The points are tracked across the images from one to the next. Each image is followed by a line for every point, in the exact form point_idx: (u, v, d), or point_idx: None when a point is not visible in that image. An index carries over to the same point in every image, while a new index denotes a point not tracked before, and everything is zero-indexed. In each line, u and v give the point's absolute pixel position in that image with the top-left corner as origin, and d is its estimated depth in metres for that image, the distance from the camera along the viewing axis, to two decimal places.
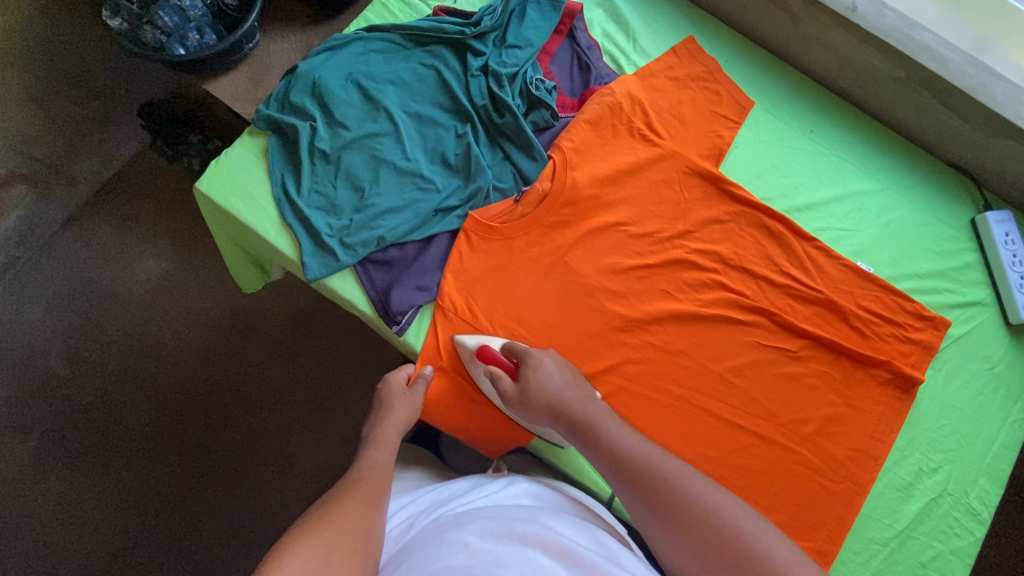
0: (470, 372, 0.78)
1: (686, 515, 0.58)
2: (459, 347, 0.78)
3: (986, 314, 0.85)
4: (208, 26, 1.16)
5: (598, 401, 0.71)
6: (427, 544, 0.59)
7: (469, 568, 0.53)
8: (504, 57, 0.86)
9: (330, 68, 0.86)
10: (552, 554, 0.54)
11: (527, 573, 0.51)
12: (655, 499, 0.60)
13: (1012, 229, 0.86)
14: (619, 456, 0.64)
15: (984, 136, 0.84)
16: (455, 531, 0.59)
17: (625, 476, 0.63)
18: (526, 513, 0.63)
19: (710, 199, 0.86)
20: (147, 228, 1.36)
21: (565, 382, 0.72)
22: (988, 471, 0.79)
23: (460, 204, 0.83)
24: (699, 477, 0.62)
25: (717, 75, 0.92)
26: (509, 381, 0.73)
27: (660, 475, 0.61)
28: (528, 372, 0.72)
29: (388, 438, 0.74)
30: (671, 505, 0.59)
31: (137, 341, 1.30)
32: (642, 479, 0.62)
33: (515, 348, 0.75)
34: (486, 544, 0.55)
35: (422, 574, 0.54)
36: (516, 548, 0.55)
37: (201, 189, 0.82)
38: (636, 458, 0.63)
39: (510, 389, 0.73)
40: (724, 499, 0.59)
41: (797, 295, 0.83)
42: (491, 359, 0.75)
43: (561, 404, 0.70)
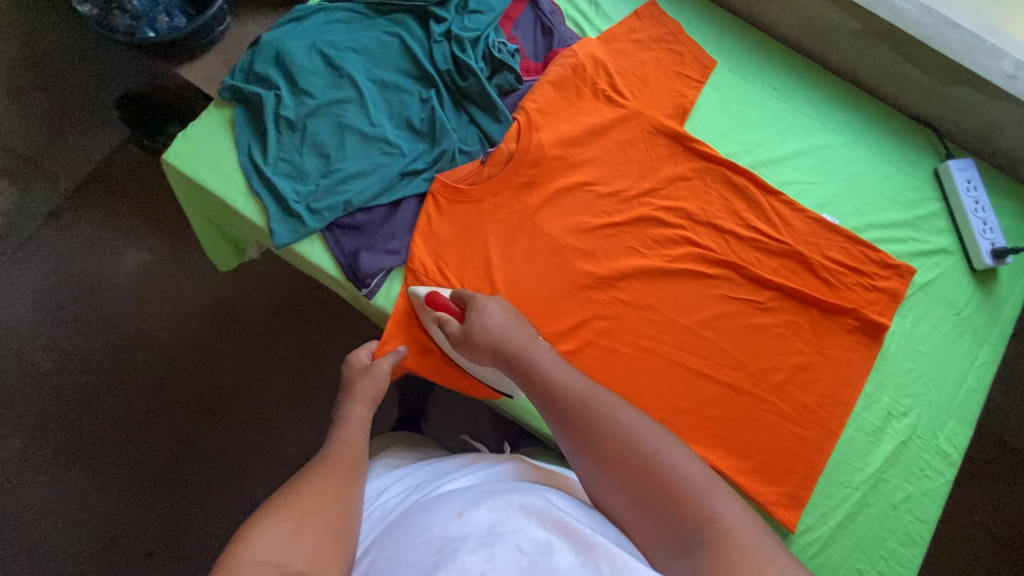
0: (422, 318, 0.78)
1: (620, 456, 0.56)
2: (413, 296, 0.78)
3: (951, 261, 0.86)
4: (177, 8, 1.16)
5: (538, 339, 0.70)
6: (419, 515, 0.57)
7: (462, 540, 0.50)
8: (467, 23, 0.88)
9: (293, 38, 0.87)
10: (548, 525, 0.51)
11: (520, 546, 0.48)
12: (584, 435, 0.59)
13: (972, 176, 0.88)
14: (553, 391, 0.63)
15: (942, 85, 0.86)
16: (451, 502, 0.56)
17: (557, 410, 0.62)
18: (524, 485, 0.60)
19: (676, 157, 0.87)
20: (128, 219, 1.36)
21: (506, 322, 0.71)
22: (957, 413, 0.80)
23: (426, 167, 0.84)
24: (628, 410, 0.59)
25: (679, 36, 0.93)
26: (455, 325, 0.73)
27: (592, 411, 0.59)
28: (471, 312, 0.72)
29: (359, 416, 0.73)
30: (602, 443, 0.57)
31: (120, 331, 1.29)
32: (572, 413, 0.60)
33: (463, 293, 0.74)
34: (480, 514, 0.52)
35: (412, 546, 0.52)
36: (512, 519, 0.51)
37: (167, 160, 0.82)
38: (569, 390, 0.62)
39: (456, 331, 0.72)
40: (654, 434, 0.57)
41: (763, 248, 0.84)
42: (438, 304, 0.74)
43: (502, 344, 0.69)
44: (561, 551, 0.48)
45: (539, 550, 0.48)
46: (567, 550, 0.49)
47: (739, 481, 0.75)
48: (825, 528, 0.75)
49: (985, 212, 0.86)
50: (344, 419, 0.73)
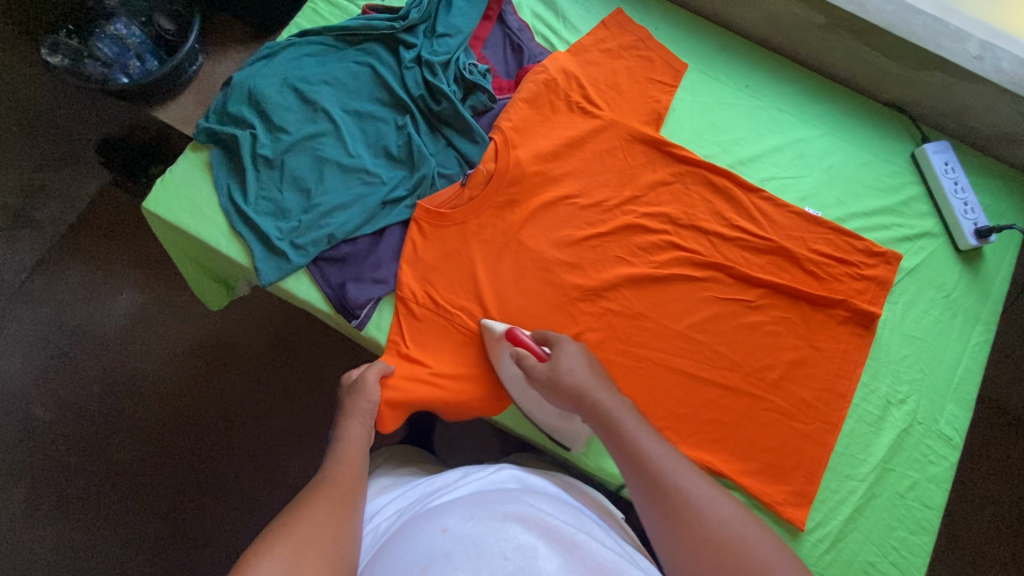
0: (494, 354, 0.77)
1: (702, 531, 0.56)
2: (487, 329, 0.77)
3: (936, 244, 0.86)
4: (149, 53, 1.17)
5: (626, 399, 0.70)
6: (406, 534, 0.56)
7: (448, 553, 0.49)
8: (436, 47, 0.88)
9: (264, 76, 0.87)
10: (532, 530, 0.51)
11: (506, 554, 0.48)
12: (669, 507, 0.58)
13: (949, 158, 0.88)
14: (638, 447, 0.63)
15: (911, 70, 0.87)
16: (438, 517, 0.56)
17: (644, 473, 0.61)
18: (510, 494, 0.60)
19: (655, 163, 0.88)
20: (117, 264, 1.35)
21: (589, 371, 0.71)
22: (955, 396, 0.80)
23: (407, 194, 0.84)
24: (706, 484, 0.60)
25: (648, 42, 0.93)
26: (539, 364, 0.72)
27: (675, 478, 0.60)
28: (563, 356, 0.72)
29: (358, 433, 0.72)
30: (687, 517, 0.57)
31: (118, 377, 1.28)
32: (655, 478, 0.60)
33: (549, 335, 0.75)
34: (466, 528, 0.52)
35: (400, 563, 0.51)
36: (498, 530, 0.51)
37: (148, 208, 0.82)
38: (652, 452, 0.62)
39: (538, 371, 0.72)
40: (738, 517, 0.57)
41: (749, 246, 0.85)
42: (520, 342, 0.74)
43: (586, 394, 0.68)
44: (546, 555, 0.48)
45: (524, 555, 0.47)
46: (552, 553, 0.48)
47: (744, 483, 0.75)
48: (835, 523, 0.74)
49: (965, 192, 0.87)
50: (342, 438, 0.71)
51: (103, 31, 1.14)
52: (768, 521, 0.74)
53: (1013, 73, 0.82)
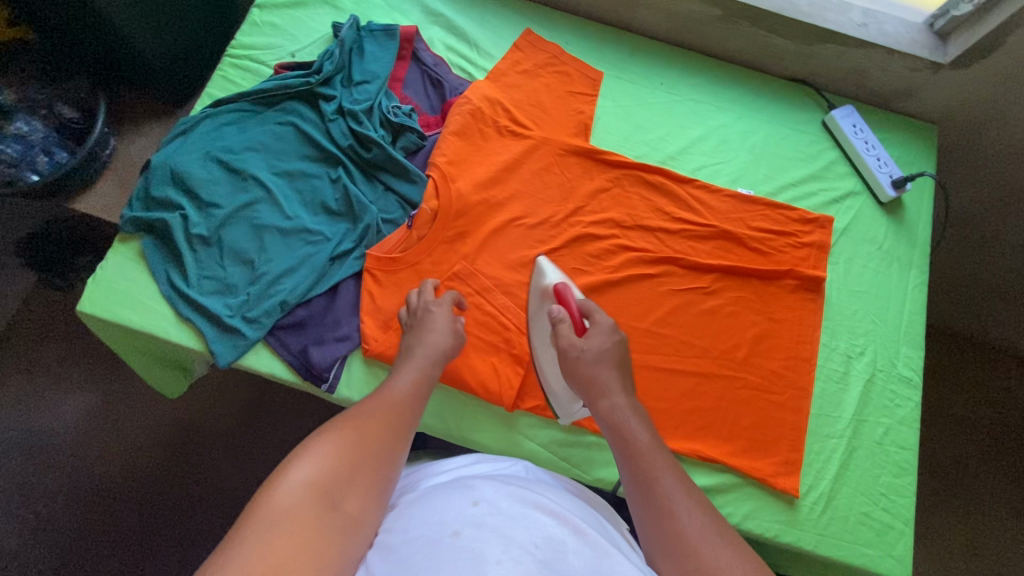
0: (536, 307, 0.80)
1: (671, 523, 0.53)
2: (541, 275, 0.81)
3: (861, 201, 0.92)
4: (56, 144, 1.11)
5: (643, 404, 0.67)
6: (424, 501, 0.56)
7: (478, 524, 0.49)
8: (356, 95, 0.88)
9: (184, 153, 0.84)
10: (561, 525, 0.52)
11: (536, 542, 0.48)
12: (651, 491, 0.56)
13: (856, 120, 0.95)
14: (633, 430, 0.63)
15: (806, 46, 0.93)
16: (466, 490, 0.55)
17: (634, 459, 0.60)
18: (532, 486, 0.60)
19: (591, 172, 0.90)
20: (60, 367, 1.27)
21: (613, 358, 0.71)
22: (906, 338, 0.85)
23: (355, 245, 0.83)
24: (691, 491, 0.57)
25: (562, 57, 0.96)
26: (568, 331, 0.73)
27: (660, 473, 0.58)
28: (597, 334, 0.72)
29: (442, 347, 0.72)
30: (663, 508, 0.55)
31: (79, 487, 1.19)
32: (643, 466, 0.59)
33: (591, 311, 0.76)
34: (498, 505, 0.52)
35: (424, 523, 0.51)
36: (530, 515, 0.52)
37: (83, 309, 0.78)
38: (645, 444, 0.61)
39: (566, 338, 0.72)
40: (717, 529, 0.52)
41: (694, 234, 0.88)
42: (566, 303, 0.76)
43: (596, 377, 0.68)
44: (574, 552, 0.49)
45: (554, 547, 0.48)
46: (580, 550, 0.49)
47: (734, 463, 0.77)
48: (825, 483, 0.77)
49: (876, 149, 0.93)
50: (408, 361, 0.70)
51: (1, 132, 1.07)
52: (765, 494, 0.76)
53: (896, 34, 0.89)
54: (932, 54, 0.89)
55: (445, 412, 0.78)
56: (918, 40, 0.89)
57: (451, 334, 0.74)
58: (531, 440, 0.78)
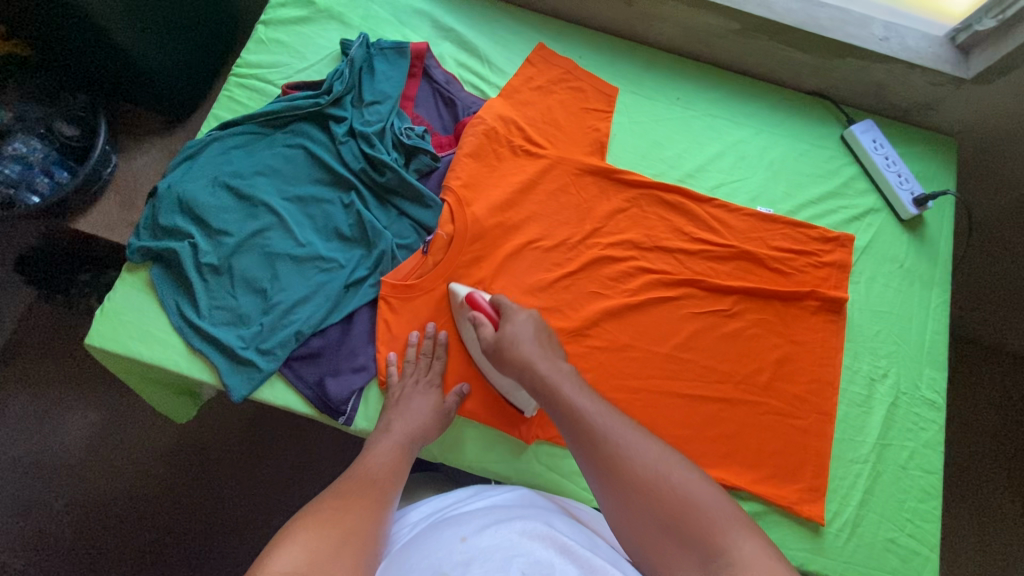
0: (459, 320, 0.79)
1: (632, 477, 0.55)
2: (453, 293, 0.79)
3: (881, 218, 0.91)
4: (56, 164, 1.09)
5: (566, 366, 0.69)
6: (423, 544, 0.56)
7: (466, 563, 0.49)
8: (367, 117, 0.86)
9: (192, 178, 0.82)
10: (550, 547, 0.51)
11: (521, 568, 0.47)
12: (602, 457, 0.58)
13: (876, 134, 0.93)
14: (569, 402, 0.64)
15: (826, 60, 0.91)
16: (456, 529, 0.56)
17: (579, 432, 0.61)
18: (527, 511, 0.59)
19: (608, 192, 0.88)
20: (63, 386, 1.25)
21: (536, 339, 0.72)
22: (930, 360, 0.84)
23: (369, 272, 0.81)
24: (637, 431, 0.60)
25: (576, 72, 0.94)
26: (489, 330, 0.74)
27: (605, 430, 0.59)
28: (509, 321, 0.73)
29: (417, 419, 0.72)
30: (618, 467, 0.56)
31: (84, 510, 1.16)
32: (586, 432, 0.60)
33: (500, 300, 0.76)
34: (484, 539, 0.52)
35: (416, 568, 0.51)
36: (516, 543, 0.51)
37: (92, 343, 0.76)
38: (572, 397, 0.64)
39: (488, 336, 0.73)
40: (666, 458, 0.57)
41: (714, 255, 0.86)
42: (478, 307, 0.76)
43: (528, 362, 0.68)
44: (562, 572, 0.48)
45: (539, 569, 0.47)
46: (567, 570, 0.48)
47: (759, 491, 0.76)
48: (850, 510, 0.77)
49: (897, 164, 0.91)
50: (381, 434, 0.71)
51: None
52: (790, 522, 0.76)
53: (918, 49, 0.88)
54: (955, 69, 0.87)
55: (464, 444, 0.77)
56: (940, 54, 0.88)
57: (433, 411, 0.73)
58: (552, 471, 0.77)
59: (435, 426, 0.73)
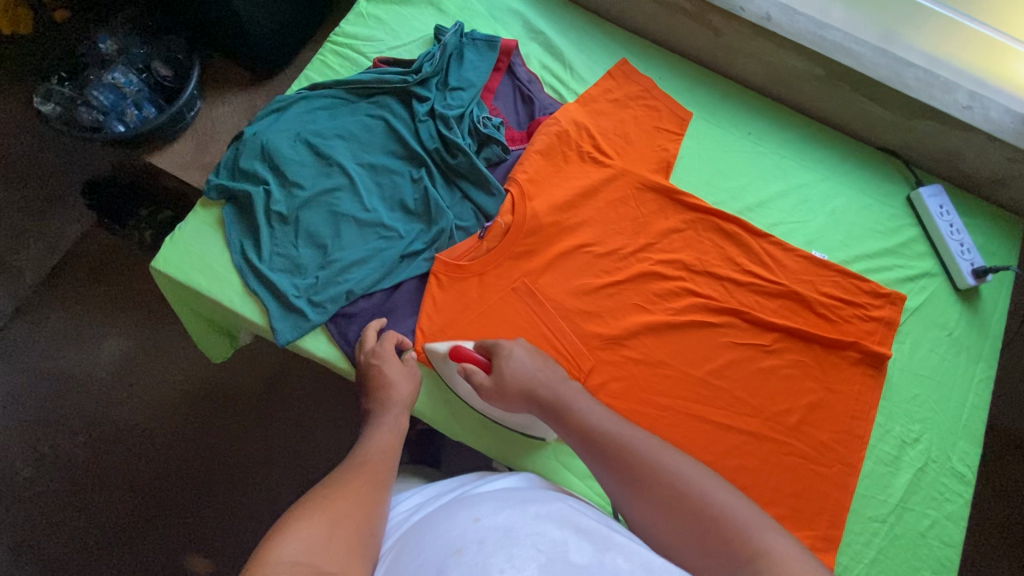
0: (447, 372, 0.77)
1: (660, 489, 0.56)
2: (436, 350, 0.77)
3: (936, 283, 0.90)
4: (146, 100, 1.15)
5: (575, 385, 0.70)
6: (436, 522, 0.55)
7: (481, 541, 0.48)
8: (449, 101, 0.89)
9: (277, 130, 0.87)
10: (564, 527, 0.50)
11: (538, 546, 0.47)
12: (624, 472, 0.59)
13: (944, 200, 0.93)
14: (574, 416, 0.65)
15: (904, 119, 0.92)
16: (468, 508, 0.55)
17: (599, 453, 0.61)
18: (537, 494, 0.59)
19: (666, 211, 0.90)
20: (106, 308, 1.30)
21: (533, 367, 0.71)
22: (965, 433, 0.83)
23: (425, 246, 0.84)
24: (659, 445, 0.60)
25: (654, 92, 0.96)
26: (483, 375, 0.72)
27: (625, 443, 0.60)
28: (499, 357, 0.72)
29: (406, 392, 0.73)
30: (643, 480, 0.57)
31: (106, 429, 1.21)
32: (607, 451, 0.60)
33: (486, 343, 0.75)
34: (499, 518, 0.51)
35: (430, 549, 0.50)
36: (530, 522, 0.50)
37: (157, 267, 0.80)
38: (580, 414, 0.65)
39: (485, 381, 0.72)
40: (694, 470, 0.57)
41: (762, 290, 0.87)
42: (464, 356, 0.74)
43: (532, 391, 0.69)
44: (579, 549, 0.47)
45: (556, 548, 0.47)
46: (583, 547, 0.48)
47: None
48: (861, 566, 0.75)
49: (961, 234, 0.91)
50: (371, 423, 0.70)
51: (99, 80, 1.12)
52: None
53: (1000, 122, 0.88)
54: None
55: (482, 427, 0.79)
56: (1023, 131, 0.88)
57: (405, 376, 0.75)
58: (568, 470, 0.78)
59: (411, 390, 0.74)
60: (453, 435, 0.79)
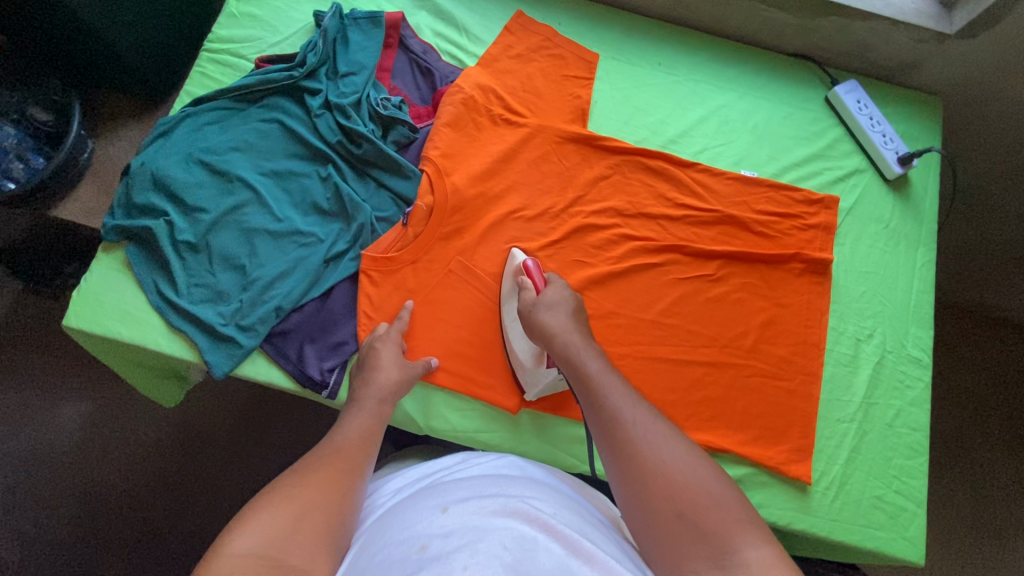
0: (504, 287, 0.79)
1: (644, 461, 0.53)
2: (511, 257, 0.80)
3: (866, 179, 0.90)
4: (31, 150, 1.08)
5: (596, 343, 0.69)
6: (403, 511, 0.53)
7: (447, 535, 0.46)
8: (343, 88, 0.84)
9: (166, 155, 0.81)
10: (533, 523, 0.48)
11: (505, 542, 0.44)
12: (614, 431, 0.57)
13: (861, 95, 0.92)
14: (591, 373, 0.63)
15: (808, 19, 0.90)
16: (439, 497, 0.53)
17: (597, 407, 0.60)
18: (517, 484, 0.57)
19: (590, 159, 0.87)
20: (51, 375, 1.24)
21: (573, 312, 0.72)
22: (916, 318, 0.84)
23: (349, 245, 0.80)
24: (657, 419, 0.58)
25: (556, 39, 0.93)
26: (531, 293, 0.74)
27: (624, 413, 0.58)
28: (554, 288, 0.74)
29: (391, 379, 0.70)
30: (635, 452, 0.54)
31: (79, 497, 1.16)
32: (607, 411, 0.59)
33: (551, 275, 0.77)
34: (468, 511, 0.49)
35: (394, 541, 0.48)
36: (502, 517, 0.48)
37: (69, 324, 0.74)
38: (591, 369, 0.64)
39: (528, 297, 0.74)
40: (688, 453, 0.54)
41: (698, 220, 0.85)
42: (528, 271, 0.76)
43: (559, 326, 0.69)
44: (546, 549, 0.45)
45: (523, 546, 0.44)
46: (552, 548, 0.45)
47: (747, 453, 0.75)
48: (837, 468, 0.76)
49: (882, 124, 0.90)
50: (355, 407, 0.68)
51: None
52: (777, 482, 0.75)
53: (900, 5, 0.86)
54: (938, 24, 0.86)
55: (446, 414, 0.76)
56: (924, 11, 0.87)
57: (401, 368, 0.72)
58: (538, 440, 0.76)
59: (403, 373, 0.71)
60: (417, 431, 0.75)
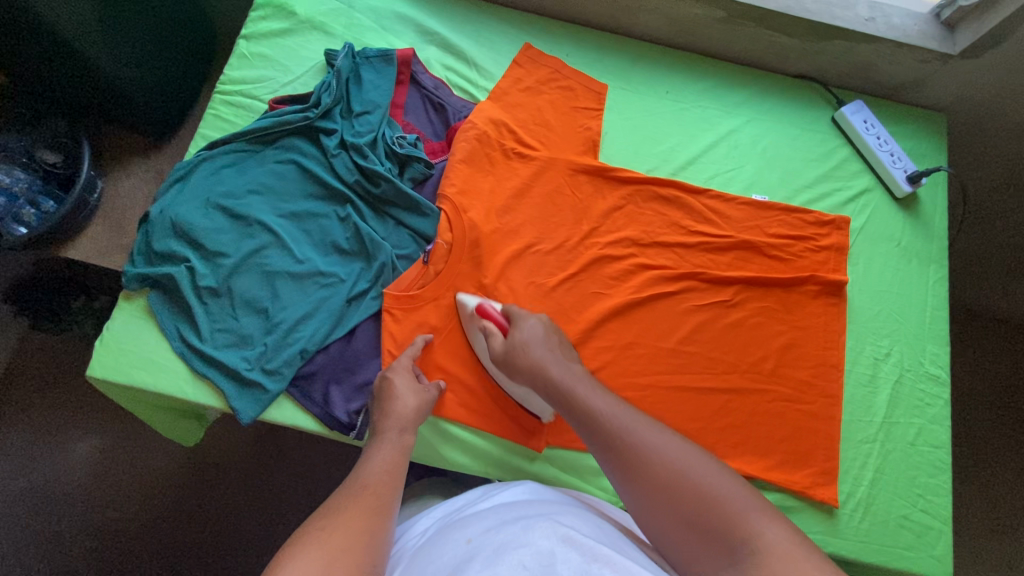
0: (468, 329, 0.78)
1: (653, 477, 0.56)
2: (460, 305, 0.78)
3: (875, 198, 0.91)
4: (41, 193, 1.07)
5: (579, 367, 0.69)
6: (432, 547, 0.54)
7: (469, 562, 0.47)
8: (358, 127, 0.85)
9: (184, 200, 0.81)
10: (551, 536, 0.48)
11: (524, 560, 0.45)
12: (622, 461, 0.58)
13: (867, 115, 0.93)
14: (579, 396, 0.65)
15: (813, 43, 0.92)
16: (462, 529, 0.54)
17: (598, 436, 0.61)
18: (536, 506, 0.57)
19: (603, 190, 0.88)
20: (65, 415, 1.23)
21: (545, 343, 0.71)
22: (931, 335, 0.85)
23: (371, 284, 0.80)
24: (657, 430, 0.60)
25: (564, 71, 0.94)
26: (500, 338, 0.73)
27: (625, 432, 0.59)
28: (519, 325, 0.73)
29: (412, 407, 0.70)
30: (641, 467, 0.57)
31: (97, 538, 1.15)
32: (606, 435, 0.60)
33: (510, 309, 0.75)
34: (489, 536, 0.50)
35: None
36: (520, 537, 0.48)
37: (93, 375, 0.74)
38: (584, 393, 0.65)
39: (498, 345, 0.73)
40: (685, 453, 0.57)
41: (712, 247, 0.86)
42: (488, 316, 0.75)
43: (540, 362, 0.68)
44: (565, 559, 0.45)
45: (542, 561, 0.45)
46: (570, 556, 0.45)
47: (774, 478, 0.76)
48: (863, 489, 0.77)
49: (889, 144, 0.92)
50: (379, 441, 0.68)
51: None
52: (804, 506, 0.76)
53: (903, 27, 0.88)
54: (941, 45, 0.88)
55: (473, 450, 0.76)
56: (926, 32, 0.88)
57: (418, 393, 0.71)
58: (565, 474, 0.77)
59: (420, 400, 0.71)
60: (446, 467, 0.76)
